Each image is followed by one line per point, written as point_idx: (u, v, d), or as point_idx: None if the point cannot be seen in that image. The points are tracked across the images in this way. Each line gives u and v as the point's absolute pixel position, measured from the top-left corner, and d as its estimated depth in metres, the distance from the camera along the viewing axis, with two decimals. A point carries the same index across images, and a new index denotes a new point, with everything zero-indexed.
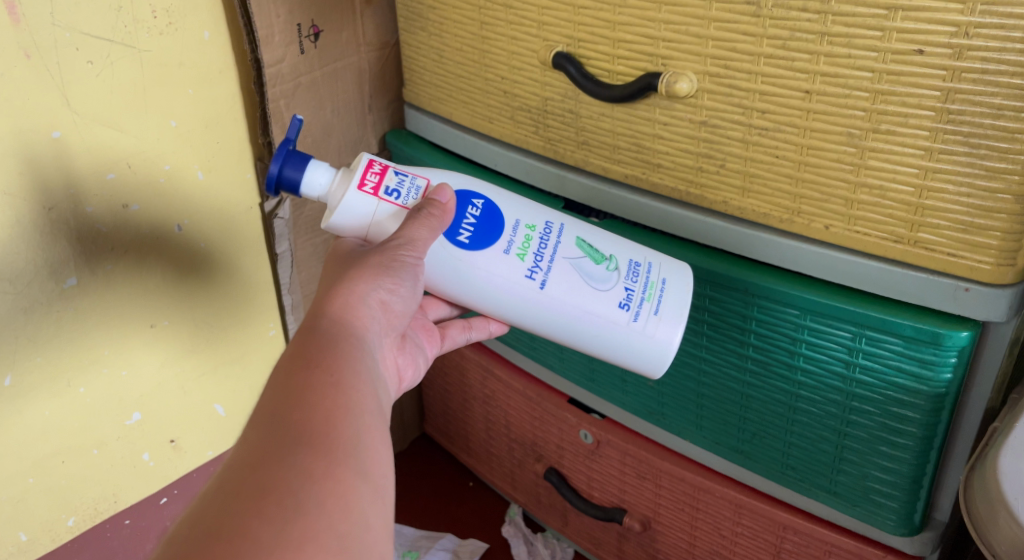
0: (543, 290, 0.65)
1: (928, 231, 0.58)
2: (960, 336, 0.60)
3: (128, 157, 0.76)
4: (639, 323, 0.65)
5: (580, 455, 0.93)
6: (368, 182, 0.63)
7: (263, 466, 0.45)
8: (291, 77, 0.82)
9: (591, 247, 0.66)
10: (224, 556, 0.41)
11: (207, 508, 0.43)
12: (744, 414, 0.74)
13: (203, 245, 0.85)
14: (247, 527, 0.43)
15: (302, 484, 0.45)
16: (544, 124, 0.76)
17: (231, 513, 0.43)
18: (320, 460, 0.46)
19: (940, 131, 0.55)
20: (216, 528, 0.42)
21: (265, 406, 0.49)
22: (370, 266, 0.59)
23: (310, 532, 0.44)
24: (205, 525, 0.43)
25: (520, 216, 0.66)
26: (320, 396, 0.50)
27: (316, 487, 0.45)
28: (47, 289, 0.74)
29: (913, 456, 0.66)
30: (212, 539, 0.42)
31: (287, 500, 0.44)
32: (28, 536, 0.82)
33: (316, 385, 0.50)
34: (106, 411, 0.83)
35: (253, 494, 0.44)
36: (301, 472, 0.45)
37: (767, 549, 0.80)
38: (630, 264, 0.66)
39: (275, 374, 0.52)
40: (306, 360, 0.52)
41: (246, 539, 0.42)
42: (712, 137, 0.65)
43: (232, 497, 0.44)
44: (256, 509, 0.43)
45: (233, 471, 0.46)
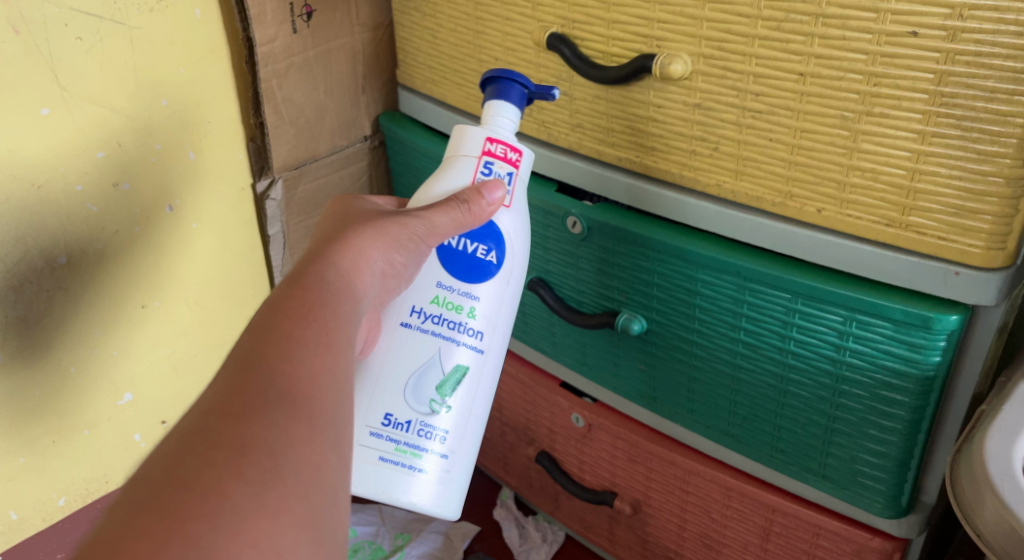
0: (400, 323, 0.66)
1: (920, 215, 0.58)
2: (949, 320, 0.60)
3: (119, 136, 0.76)
4: (372, 443, 0.66)
5: (572, 438, 0.93)
6: (495, 148, 0.66)
7: (245, 420, 0.44)
8: (284, 57, 0.81)
9: (450, 390, 0.66)
10: (199, 511, 0.40)
11: (184, 456, 0.42)
12: (735, 397, 0.75)
13: (194, 226, 0.85)
14: (223, 483, 0.42)
15: (283, 446, 0.44)
16: (538, 106, 0.75)
17: (207, 462, 0.42)
18: (302, 425, 0.45)
19: (934, 114, 0.55)
20: (190, 478, 0.41)
21: (251, 353, 0.48)
22: (384, 235, 0.59)
23: (284, 501, 0.43)
24: (178, 472, 0.42)
25: (481, 300, 0.66)
26: (311, 355, 0.49)
27: (296, 454, 0.44)
28: (38, 267, 0.74)
29: (901, 439, 0.66)
30: (184, 491, 0.41)
31: (266, 462, 0.43)
32: (19, 515, 0.82)
33: (309, 342, 0.49)
34: (97, 391, 0.83)
35: (233, 449, 0.43)
36: (282, 433, 0.44)
37: (757, 531, 0.81)
38: (433, 424, 0.66)
39: (262, 321, 0.50)
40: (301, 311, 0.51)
41: (218, 498, 0.41)
42: (706, 119, 0.64)
43: (210, 445, 0.43)
44: (233, 463, 0.42)
45: (209, 417, 0.44)
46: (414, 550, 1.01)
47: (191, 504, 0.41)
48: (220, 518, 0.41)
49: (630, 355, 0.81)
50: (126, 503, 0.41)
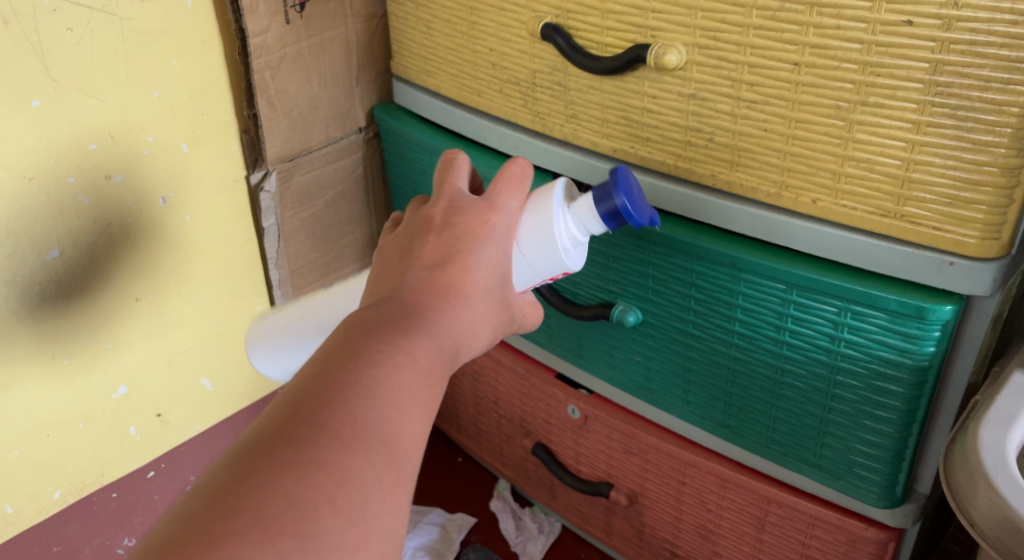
0: None
1: (914, 205, 0.58)
2: (944, 310, 0.60)
3: (110, 128, 0.76)
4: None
5: (568, 430, 0.93)
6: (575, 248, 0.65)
7: (347, 446, 0.42)
8: (277, 48, 0.81)
9: None
10: (286, 535, 0.39)
11: (283, 473, 0.40)
12: (730, 388, 0.75)
13: (187, 218, 0.85)
14: (311, 511, 0.40)
15: (375, 483, 0.42)
16: (533, 97, 0.75)
17: (297, 484, 0.40)
18: (394, 463, 0.43)
19: (929, 103, 0.54)
20: (282, 497, 0.39)
21: (361, 366, 0.46)
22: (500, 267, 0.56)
23: (365, 540, 0.41)
24: (262, 481, 0.40)
25: None
26: (413, 387, 0.46)
27: (385, 493, 0.42)
28: (31, 261, 0.74)
29: (896, 429, 0.66)
30: (277, 509, 0.39)
31: (357, 498, 0.41)
32: (14, 509, 0.82)
33: (415, 372, 0.47)
34: (91, 384, 0.83)
35: (332, 478, 0.41)
36: (379, 471, 0.42)
37: (752, 521, 0.81)
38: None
39: (373, 331, 0.48)
40: (408, 333, 0.48)
41: (310, 527, 0.39)
42: (701, 110, 0.64)
43: (304, 463, 0.41)
44: (328, 491, 0.40)
45: (311, 433, 0.42)
46: (412, 541, 1.02)
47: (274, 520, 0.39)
48: (307, 548, 0.39)
49: (625, 347, 0.81)
50: (204, 508, 0.39)
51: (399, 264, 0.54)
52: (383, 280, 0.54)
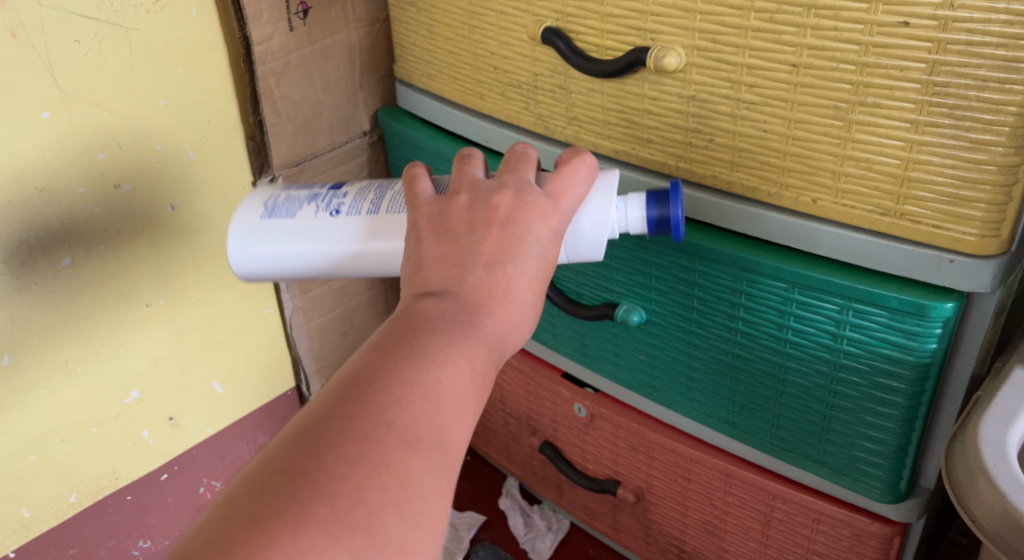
0: None
1: (913, 203, 0.58)
2: (944, 307, 0.61)
3: (119, 137, 0.77)
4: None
5: (574, 428, 0.94)
6: None
7: (410, 446, 0.44)
8: (281, 55, 0.82)
9: None
10: (350, 529, 0.41)
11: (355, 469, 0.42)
12: (734, 386, 0.75)
13: (196, 224, 0.85)
14: (367, 510, 0.42)
15: (419, 484, 0.44)
16: (535, 100, 0.76)
17: (368, 481, 0.42)
18: (446, 464, 0.46)
19: (926, 103, 0.55)
20: (344, 492, 0.42)
21: (425, 365, 0.47)
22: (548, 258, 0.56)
23: (421, 537, 0.44)
24: (315, 478, 0.42)
25: None
26: (458, 381, 0.48)
27: (438, 493, 0.45)
28: (42, 269, 0.75)
29: (899, 425, 0.67)
30: (345, 505, 0.41)
31: (406, 496, 0.43)
32: (31, 513, 0.83)
33: (461, 370, 0.48)
34: (104, 389, 0.84)
35: (394, 477, 0.43)
36: (436, 472, 0.45)
37: (757, 517, 0.82)
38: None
39: (433, 331, 0.49)
40: (455, 328, 0.49)
41: (374, 525, 0.42)
42: (701, 111, 0.65)
43: (355, 463, 0.42)
44: (394, 492, 0.43)
45: (380, 429, 0.44)
46: None
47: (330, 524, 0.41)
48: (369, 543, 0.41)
49: (630, 346, 0.82)
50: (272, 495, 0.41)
51: (457, 252, 0.53)
52: (442, 268, 0.53)
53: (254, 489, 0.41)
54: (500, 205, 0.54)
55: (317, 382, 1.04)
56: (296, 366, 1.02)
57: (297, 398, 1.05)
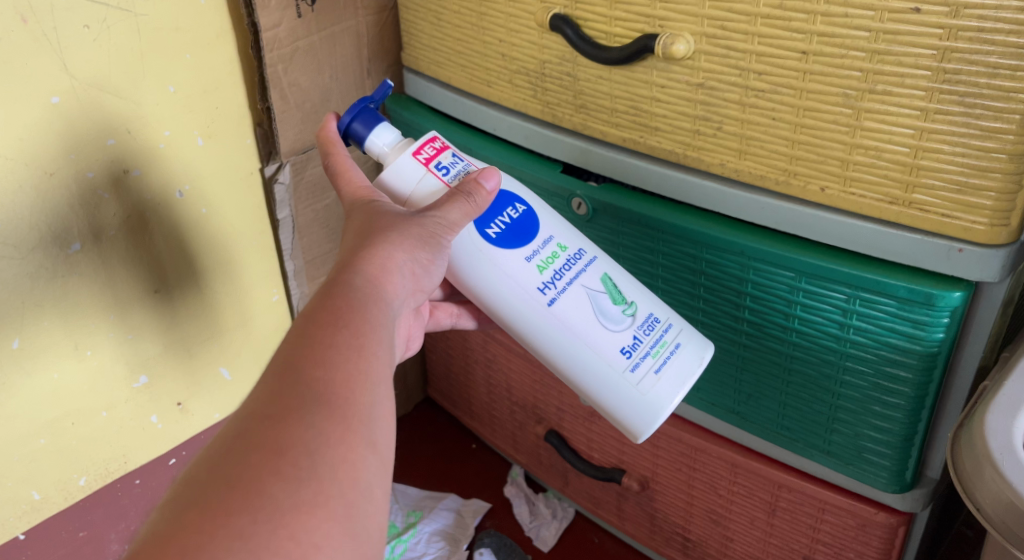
0: (551, 306, 0.66)
1: (922, 191, 0.58)
2: (952, 297, 0.60)
3: (128, 122, 0.77)
4: (637, 374, 0.65)
5: (580, 417, 0.94)
6: (424, 153, 0.66)
7: (280, 421, 0.46)
8: (289, 41, 0.82)
9: (620, 294, 0.66)
10: (234, 509, 0.43)
11: (227, 458, 0.44)
12: (741, 374, 0.75)
13: (204, 211, 0.86)
14: (261, 482, 0.44)
15: (301, 448, 0.45)
16: (542, 87, 0.76)
17: (243, 466, 0.44)
18: (337, 423, 0.47)
19: (937, 91, 0.55)
20: (233, 478, 0.44)
21: (285, 356, 0.49)
22: (409, 235, 0.58)
23: (321, 496, 0.45)
24: (205, 479, 0.44)
25: (555, 233, 0.67)
26: (343, 357, 0.49)
27: (331, 451, 0.46)
28: (53, 254, 0.75)
29: (905, 415, 0.67)
30: (230, 486, 0.43)
31: (302, 461, 0.45)
32: (41, 495, 0.84)
33: (326, 346, 0.50)
34: (113, 374, 0.85)
35: (272, 450, 0.45)
36: (319, 434, 0.46)
37: (763, 507, 0.82)
38: (648, 316, 0.67)
39: (296, 327, 0.51)
40: (333, 315, 0.51)
41: (258, 497, 0.43)
42: (709, 99, 0.65)
43: (232, 456, 0.45)
44: (273, 465, 0.44)
45: (252, 420, 0.46)
46: (426, 527, 1.03)
47: (233, 502, 0.43)
48: (260, 514, 0.43)
49: None
50: (177, 502, 0.43)
51: None
52: None
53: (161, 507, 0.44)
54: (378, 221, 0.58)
55: None
56: None
57: None
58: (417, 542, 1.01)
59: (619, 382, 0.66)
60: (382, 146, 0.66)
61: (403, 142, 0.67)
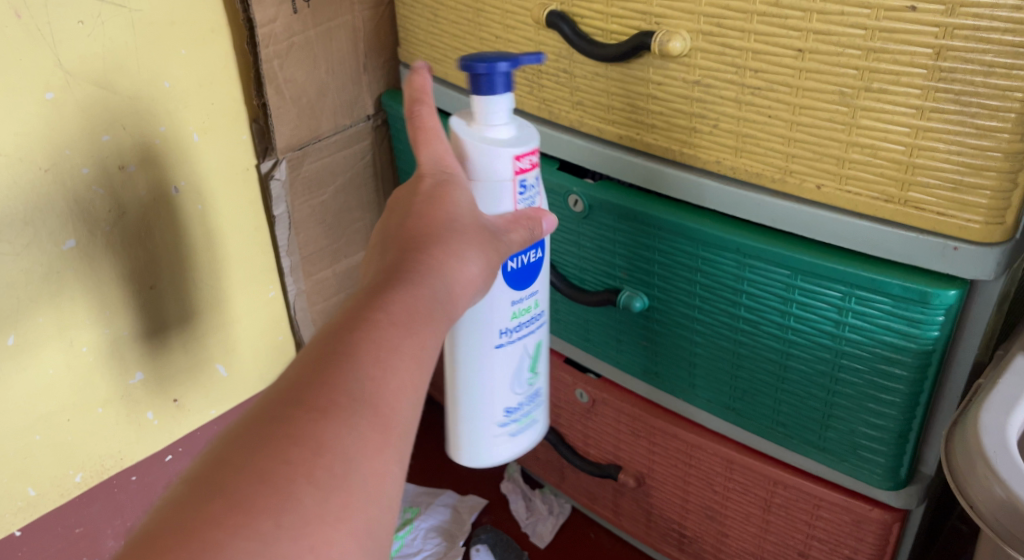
0: (495, 349, 0.71)
1: (918, 190, 0.58)
2: (947, 295, 0.60)
3: (123, 118, 0.77)
4: (500, 430, 0.75)
5: (576, 413, 0.94)
6: (524, 162, 0.65)
7: (324, 418, 0.44)
8: (285, 37, 0.82)
9: (536, 366, 0.75)
10: (262, 508, 0.41)
11: (266, 446, 0.42)
12: (737, 371, 0.76)
13: (200, 207, 0.86)
14: (294, 483, 0.42)
15: (339, 453, 0.43)
16: (539, 84, 0.76)
17: (279, 459, 0.42)
18: (380, 433, 0.45)
19: (933, 89, 0.55)
20: (264, 473, 0.42)
21: (344, 343, 0.47)
22: (478, 242, 0.56)
23: (346, 508, 0.43)
24: (235, 463, 0.42)
25: (539, 289, 0.71)
26: (398, 362, 0.48)
27: (367, 462, 0.44)
28: (48, 250, 0.75)
29: (900, 412, 0.67)
30: (262, 482, 0.41)
31: (338, 468, 0.43)
32: (37, 491, 0.84)
33: (390, 348, 0.48)
34: (108, 370, 0.84)
35: (310, 449, 0.43)
36: (359, 440, 0.44)
37: (758, 503, 0.82)
38: (536, 389, 0.76)
39: (354, 313, 0.49)
40: (397, 310, 0.49)
41: (287, 499, 0.41)
42: (705, 96, 0.65)
43: (270, 442, 0.43)
44: (308, 465, 0.42)
45: (296, 408, 0.44)
46: (423, 523, 1.03)
47: None
48: (286, 517, 0.41)
49: (633, 332, 0.82)
50: (200, 482, 0.41)
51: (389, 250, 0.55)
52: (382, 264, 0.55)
53: (183, 481, 0.42)
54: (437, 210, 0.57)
55: None
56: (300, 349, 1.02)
57: None
58: (414, 538, 1.01)
59: (482, 428, 0.75)
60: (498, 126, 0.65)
61: (517, 138, 0.65)
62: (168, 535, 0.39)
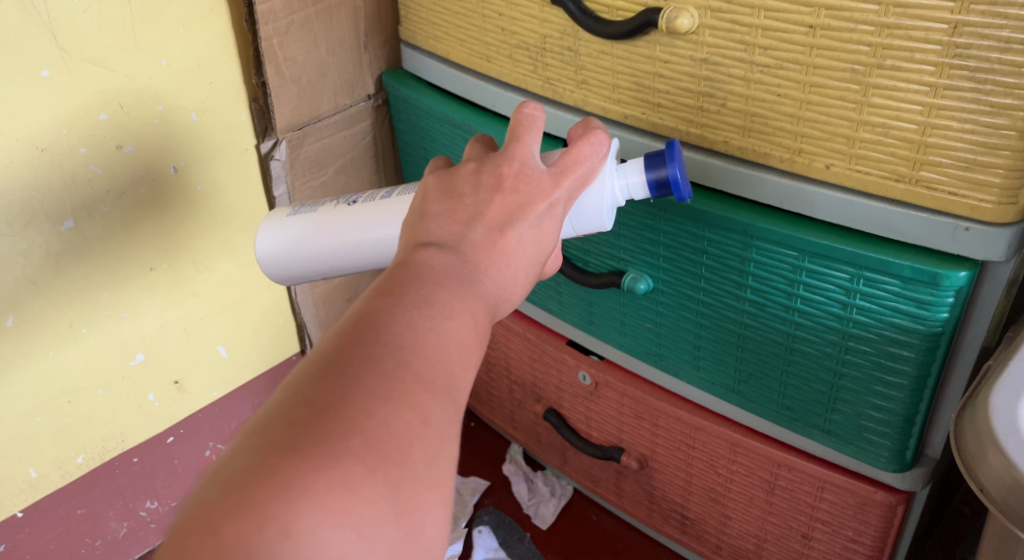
0: None
1: (930, 169, 0.57)
2: (958, 276, 0.60)
3: (120, 97, 0.75)
4: None
5: (579, 395, 0.94)
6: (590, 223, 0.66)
7: (421, 390, 0.43)
8: (284, 15, 0.80)
9: None
10: (368, 479, 0.39)
11: (370, 415, 0.41)
12: (742, 353, 0.75)
13: (199, 188, 0.85)
14: (399, 458, 0.41)
15: (436, 431, 0.43)
16: (543, 63, 0.74)
17: (386, 432, 0.41)
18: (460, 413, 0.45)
19: (947, 66, 0.54)
20: (369, 444, 0.40)
21: (421, 311, 0.45)
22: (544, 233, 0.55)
23: (439, 485, 0.42)
24: (334, 431, 0.40)
25: None
26: (474, 343, 0.47)
27: (452, 442, 0.44)
28: (46, 232, 0.74)
29: (907, 394, 0.66)
30: (366, 453, 0.40)
31: (434, 445, 0.42)
32: (38, 473, 0.84)
33: (470, 327, 0.47)
34: (109, 352, 0.84)
35: (411, 423, 0.42)
36: (450, 419, 0.43)
37: (761, 485, 0.82)
38: None
39: (432, 281, 0.47)
40: (470, 288, 0.48)
41: (393, 472, 0.40)
42: (713, 75, 0.64)
43: (371, 409, 0.41)
44: (411, 441, 0.41)
45: (392, 375, 0.42)
46: None
47: None
48: (392, 491, 0.40)
49: (637, 314, 0.81)
50: (296, 449, 0.39)
51: (461, 209, 0.51)
52: (445, 221, 0.51)
53: (268, 442, 0.39)
54: (508, 174, 0.53)
55: None
56: (301, 331, 1.02)
57: None
58: None
59: None
60: (622, 175, 0.62)
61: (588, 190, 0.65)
62: (267, 501, 0.38)
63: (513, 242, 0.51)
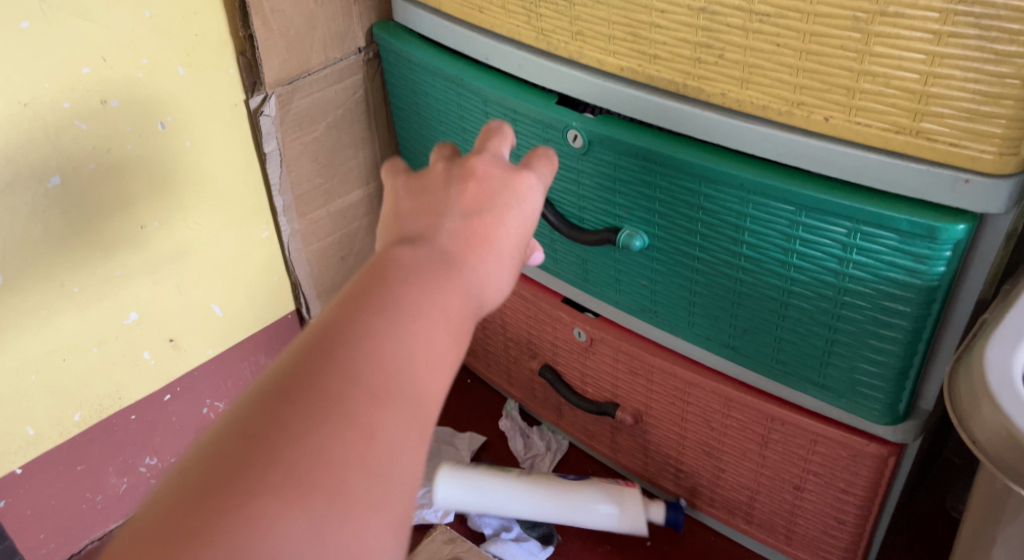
0: None
1: (931, 120, 0.57)
2: (956, 229, 0.59)
3: (103, 50, 0.74)
4: None
5: (574, 352, 0.94)
6: None
7: (367, 403, 0.41)
8: None
9: None
10: (300, 510, 0.38)
11: (307, 432, 0.40)
12: (736, 309, 0.75)
13: (188, 143, 0.83)
14: (338, 474, 0.39)
15: (383, 440, 0.41)
16: (536, 14, 0.73)
17: (323, 445, 0.40)
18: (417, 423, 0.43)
19: (951, 13, 0.52)
20: (304, 472, 0.39)
21: (378, 317, 0.44)
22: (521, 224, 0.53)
23: (387, 507, 0.41)
24: (267, 445, 0.39)
25: None
26: (437, 348, 0.45)
27: (405, 453, 0.42)
28: (32, 188, 0.73)
29: (901, 348, 0.67)
30: (303, 485, 0.39)
31: (381, 460, 0.41)
32: (36, 431, 0.83)
33: (433, 325, 0.45)
34: (102, 310, 0.83)
35: (356, 433, 0.41)
36: (399, 429, 0.42)
37: (755, 439, 0.82)
38: None
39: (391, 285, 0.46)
40: (434, 285, 0.47)
41: (329, 502, 0.39)
42: (711, 25, 0.62)
43: (309, 423, 0.40)
44: (352, 455, 0.40)
45: (336, 391, 0.41)
46: None
47: None
48: (328, 510, 0.39)
49: (632, 270, 0.81)
50: (223, 466, 0.39)
51: (436, 202, 0.52)
52: (419, 218, 0.51)
53: (207, 454, 0.39)
54: (477, 166, 0.54)
55: (318, 306, 1.04)
56: (295, 289, 1.01)
57: (298, 322, 1.05)
58: None
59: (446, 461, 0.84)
60: None
61: None
62: (189, 523, 0.37)
63: (490, 228, 0.51)
